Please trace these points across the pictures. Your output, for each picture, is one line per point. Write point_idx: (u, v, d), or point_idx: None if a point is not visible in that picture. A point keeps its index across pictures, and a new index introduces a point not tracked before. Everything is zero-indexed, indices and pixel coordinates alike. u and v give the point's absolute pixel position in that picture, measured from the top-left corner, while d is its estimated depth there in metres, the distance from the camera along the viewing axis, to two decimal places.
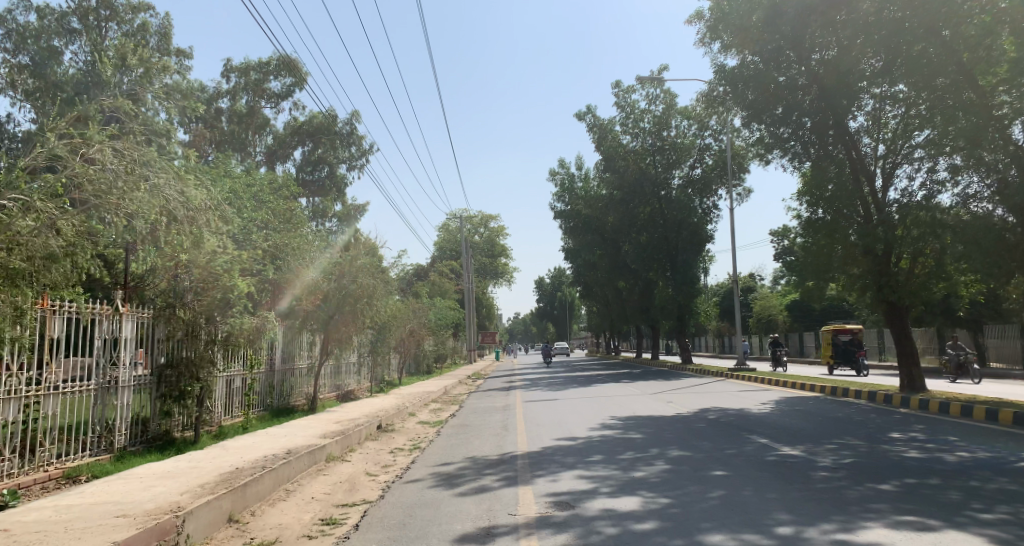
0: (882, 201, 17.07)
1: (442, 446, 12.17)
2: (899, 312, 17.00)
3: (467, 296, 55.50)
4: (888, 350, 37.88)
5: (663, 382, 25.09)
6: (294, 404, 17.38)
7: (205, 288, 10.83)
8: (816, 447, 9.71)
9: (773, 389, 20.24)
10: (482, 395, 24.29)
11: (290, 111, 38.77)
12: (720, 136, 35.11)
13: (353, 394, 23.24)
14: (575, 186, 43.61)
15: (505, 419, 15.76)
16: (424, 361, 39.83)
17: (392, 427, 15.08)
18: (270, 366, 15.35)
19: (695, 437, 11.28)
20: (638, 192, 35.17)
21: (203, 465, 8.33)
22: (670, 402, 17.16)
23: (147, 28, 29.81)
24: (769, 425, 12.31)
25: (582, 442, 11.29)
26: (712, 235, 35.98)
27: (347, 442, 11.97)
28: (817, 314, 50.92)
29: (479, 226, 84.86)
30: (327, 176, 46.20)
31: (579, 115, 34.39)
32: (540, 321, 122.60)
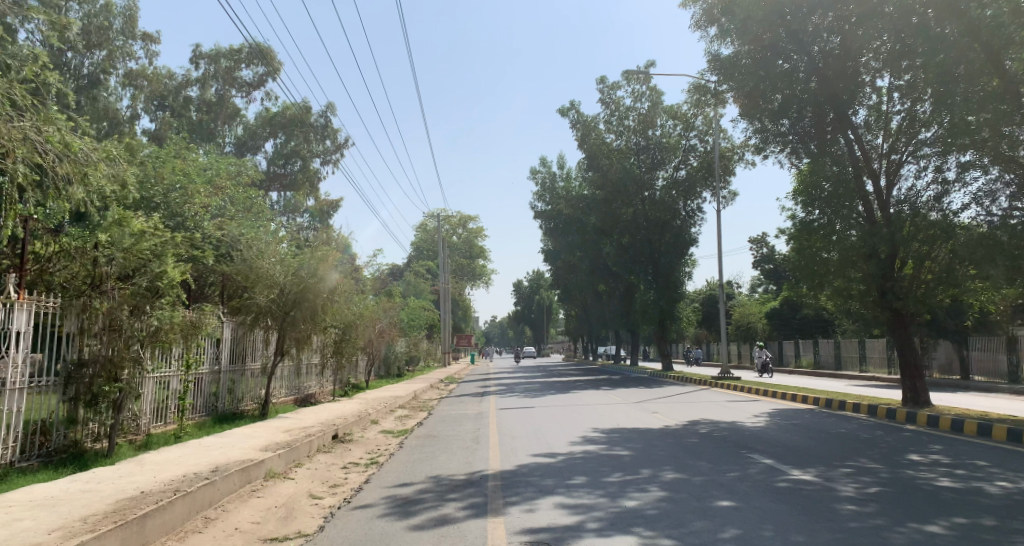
0: (885, 201, 15.87)
1: (402, 462, 10.71)
2: (903, 321, 15.81)
3: (442, 297, 53.95)
4: (869, 361, 37.01)
5: (644, 390, 23.80)
6: (242, 408, 15.81)
7: (130, 272, 9.38)
8: (831, 471, 8.41)
9: (764, 399, 19.05)
10: (453, 401, 22.85)
11: (261, 102, 37.02)
12: (706, 137, 34.06)
13: (314, 399, 21.65)
14: (556, 185, 42.44)
15: (478, 428, 14.37)
16: (395, 363, 38.26)
17: (350, 437, 13.59)
18: (213, 367, 13.79)
19: (689, 456, 9.96)
20: (621, 192, 33.83)
21: (99, 490, 6.82)
22: (655, 413, 15.87)
23: (112, 10, 27.56)
24: (770, 443, 11.02)
25: (562, 460, 9.94)
26: (695, 239, 34.86)
27: (293, 456, 10.47)
28: (796, 322, 50.02)
29: (457, 227, 83.43)
30: (300, 171, 44.42)
31: (562, 111, 33.09)
32: (516, 325, 121.26)
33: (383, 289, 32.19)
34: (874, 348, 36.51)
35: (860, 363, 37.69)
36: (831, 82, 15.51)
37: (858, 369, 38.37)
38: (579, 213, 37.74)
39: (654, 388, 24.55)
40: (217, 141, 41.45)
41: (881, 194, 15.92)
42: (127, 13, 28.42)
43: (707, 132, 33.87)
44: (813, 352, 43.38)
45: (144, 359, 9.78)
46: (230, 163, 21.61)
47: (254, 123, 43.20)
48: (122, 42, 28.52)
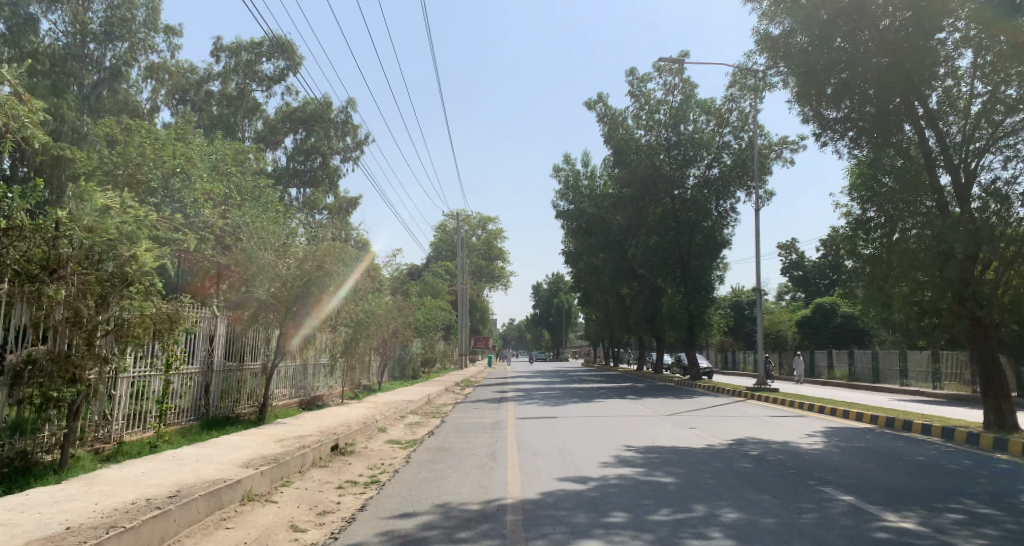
0: (964, 195, 14.17)
1: (408, 484, 9.19)
2: (984, 333, 14.06)
3: (460, 298, 52.44)
4: (910, 374, 35.09)
5: (675, 401, 22.16)
6: (239, 411, 14.36)
7: (96, 256, 7.70)
8: (935, 520, 6.79)
9: (809, 414, 17.40)
10: (469, 407, 21.35)
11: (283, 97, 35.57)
12: (742, 134, 32.33)
13: (321, 401, 20.22)
14: (581, 183, 41.17)
15: (496, 442, 12.86)
16: (410, 365, 36.92)
17: (352, 449, 12.12)
18: (204, 366, 12.44)
19: (747, 487, 8.37)
20: (651, 189, 32.18)
21: (15, 526, 5.38)
22: (692, 429, 14.27)
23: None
24: (839, 474, 9.42)
25: (596, 488, 8.39)
26: (728, 241, 33.10)
27: (280, 474, 8.98)
28: (828, 332, 47.96)
29: (477, 228, 82.14)
30: (319, 167, 43.18)
31: (589, 104, 31.47)
32: (535, 327, 119.68)
33: (400, 289, 30.78)
34: (915, 360, 34.50)
35: (900, 377, 35.63)
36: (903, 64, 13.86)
37: (896, 383, 36.30)
38: (604, 212, 36.06)
39: (685, 399, 22.91)
40: (237, 135, 40.20)
41: (957, 187, 14.24)
42: (149, 4, 26.65)
43: (742, 128, 32.18)
44: (847, 363, 41.34)
45: (114, 357, 8.29)
46: (238, 150, 20.33)
47: (274, 117, 42.05)
48: (144, 35, 26.60)
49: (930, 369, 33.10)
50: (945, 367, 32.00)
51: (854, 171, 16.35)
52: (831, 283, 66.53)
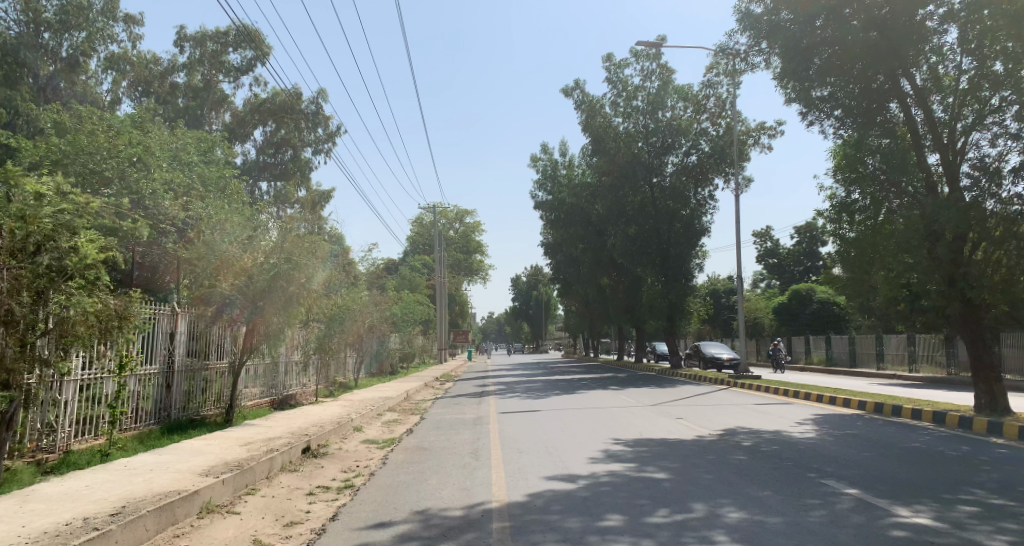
0: (953, 174, 13.72)
1: (383, 488, 8.57)
2: (976, 314, 13.69)
3: (437, 291, 51.75)
4: (887, 358, 34.95)
5: (658, 391, 21.71)
6: (204, 414, 13.67)
7: (30, 247, 6.95)
8: (951, 514, 6.28)
9: (797, 402, 16.99)
10: (448, 402, 20.75)
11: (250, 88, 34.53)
12: (719, 121, 31.90)
13: (294, 400, 19.52)
14: (558, 173, 40.75)
15: (478, 439, 12.25)
16: (388, 361, 36.23)
17: (325, 451, 11.46)
18: (164, 366, 11.79)
19: (746, 482, 7.85)
20: (630, 177, 31.58)
21: None
22: (680, 420, 13.77)
23: None
24: (838, 464, 8.92)
25: (586, 487, 7.82)
26: (707, 229, 32.73)
27: (244, 481, 8.30)
28: (806, 317, 47.86)
29: (454, 221, 81.43)
30: (290, 160, 42.24)
31: (566, 91, 30.88)
32: (514, 320, 119.33)
33: (377, 282, 30.08)
34: (892, 343, 34.39)
35: (877, 360, 35.52)
36: (888, 42, 13.36)
37: (874, 367, 36.21)
38: (583, 202, 35.49)
39: (668, 388, 22.48)
40: (204, 128, 39.04)
41: (947, 166, 13.79)
42: None
43: (720, 114, 31.77)
44: (825, 349, 41.26)
45: (54, 357, 7.64)
46: (202, 142, 19.47)
47: (242, 110, 40.93)
48: (103, 24, 25.59)
49: (907, 352, 32.96)
50: (922, 349, 31.86)
51: (837, 153, 15.93)
52: (806, 270, 66.67)
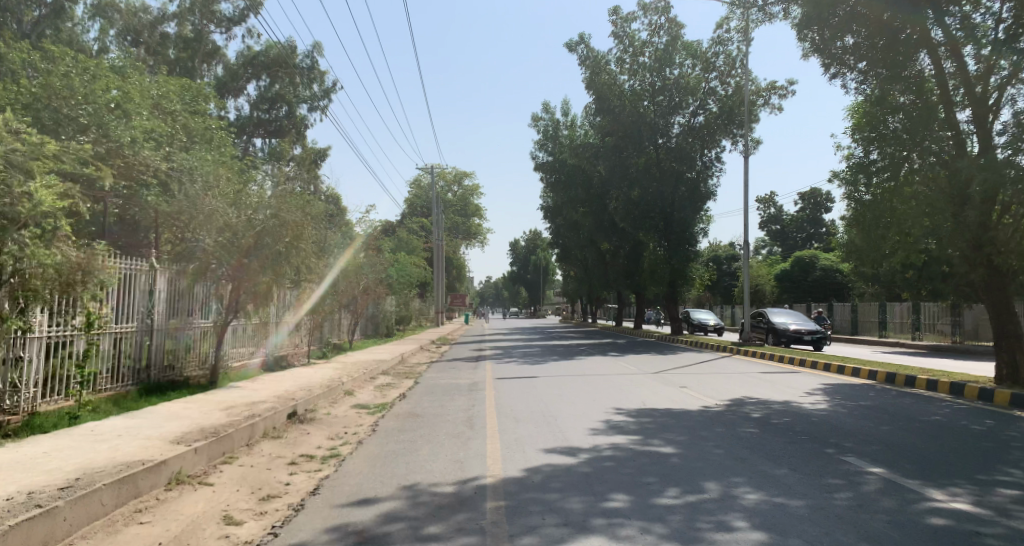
0: (984, 131, 13.14)
1: (371, 459, 8.01)
2: (1000, 280, 13.12)
3: (435, 254, 51.03)
4: (889, 326, 34.34)
5: (659, 357, 21.22)
6: (186, 375, 13.15)
7: None
8: (991, 499, 5.70)
9: (803, 370, 16.50)
10: (444, 367, 20.26)
11: (243, 40, 33.39)
12: (728, 80, 31.02)
13: (285, 362, 19.00)
14: (560, 134, 39.88)
15: (474, 406, 11.73)
16: (383, 323, 35.75)
17: (312, 416, 10.91)
18: (141, 324, 11.43)
19: (760, 458, 7.29)
20: (634, 138, 30.79)
21: None
22: (684, 389, 13.26)
23: None
24: (857, 436, 8.36)
25: (587, 463, 7.25)
26: (712, 193, 31.98)
27: (222, 449, 7.72)
28: (808, 284, 47.23)
29: (453, 183, 80.41)
30: (285, 117, 41.20)
31: (571, 46, 29.89)
32: (511, 284, 118.91)
33: (374, 243, 29.43)
34: (895, 312, 33.80)
35: (879, 329, 34.93)
36: None
37: (875, 335, 35.65)
38: (585, 163, 34.70)
39: (669, 355, 21.97)
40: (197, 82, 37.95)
41: (977, 123, 13.19)
42: None
43: (729, 73, 30.87)
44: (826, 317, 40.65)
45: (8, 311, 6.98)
46: (188, 95, 18.68)
47: (235, 63, 39.80)
48: None
49: (911, 320, 32.39)
50: (926, 317, 31.31)
51: (853, 113, 15.24)
52: (808, 237, 65.89)
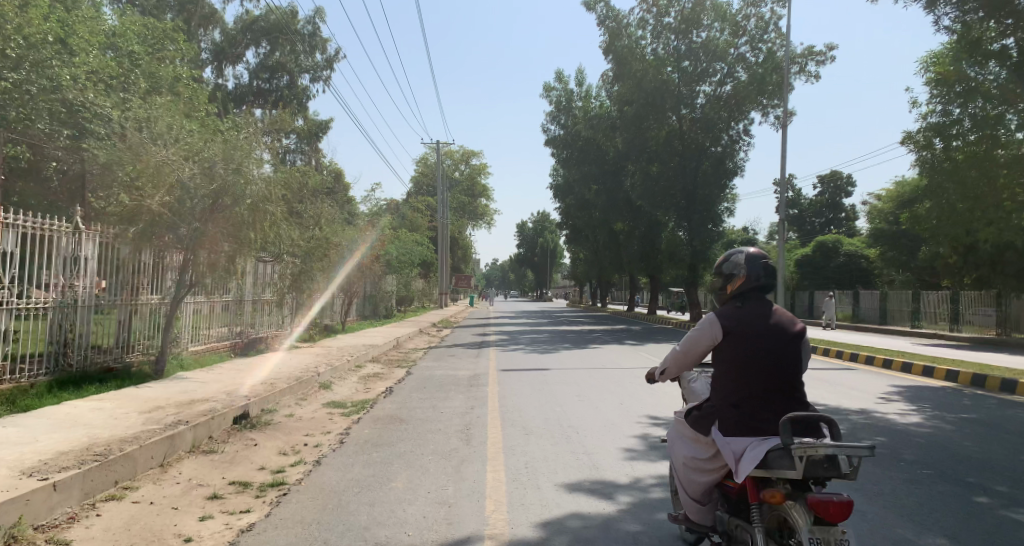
0: None
1: (325, 495, 5.67)
2: None
3: (440, 233, 48.48)
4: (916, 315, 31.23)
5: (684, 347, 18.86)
6: (126, 361, 11.06)
7: None
8: None
9: (858, 366, 14.12)
10: (443, 353, 18.01)
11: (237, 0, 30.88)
12: (758, 46, 28.40)
13: (260, 345, 16.85)
14: (573, 105, 37.49)
15: (472, 409, 9.43)
16: (382, 303, 33.57)
17: (267, 420, 8.65)
18: (59, 298, 9.45)
19: (885, 511, 4.96)
20: (656, 105, 28.25)
21: None
22: None
23: None
24: (1002, 472, 6.01)
25: (633, 514, 4.97)
26: (739, 168, 29.37)
27: (106, 479, 5.40)
28: (830, 271, 44.61)
29: (460, 162, 77.95)
30: (286, 86, 38.36)
31: (588, 5, 27.29)
32: (519, 267, 116.40)
33: (375, 218, 27.11)
34: (929, 299, 29.82)
35: (909, 318, 31.43)
36: None
37: (906, 325, 31.85)
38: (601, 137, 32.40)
39: None
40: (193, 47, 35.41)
41: None
42: None
43: (760, 38, 28.30)
44: (851, 305, 37.39)
45: None
46: (147, 43, 16.40)
47: (232, 28, 37.30)
48: None
49: (948, 309, 28.70)
50: (964, 307, 27.46)
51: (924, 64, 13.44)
52: (827, 222, 63.41)
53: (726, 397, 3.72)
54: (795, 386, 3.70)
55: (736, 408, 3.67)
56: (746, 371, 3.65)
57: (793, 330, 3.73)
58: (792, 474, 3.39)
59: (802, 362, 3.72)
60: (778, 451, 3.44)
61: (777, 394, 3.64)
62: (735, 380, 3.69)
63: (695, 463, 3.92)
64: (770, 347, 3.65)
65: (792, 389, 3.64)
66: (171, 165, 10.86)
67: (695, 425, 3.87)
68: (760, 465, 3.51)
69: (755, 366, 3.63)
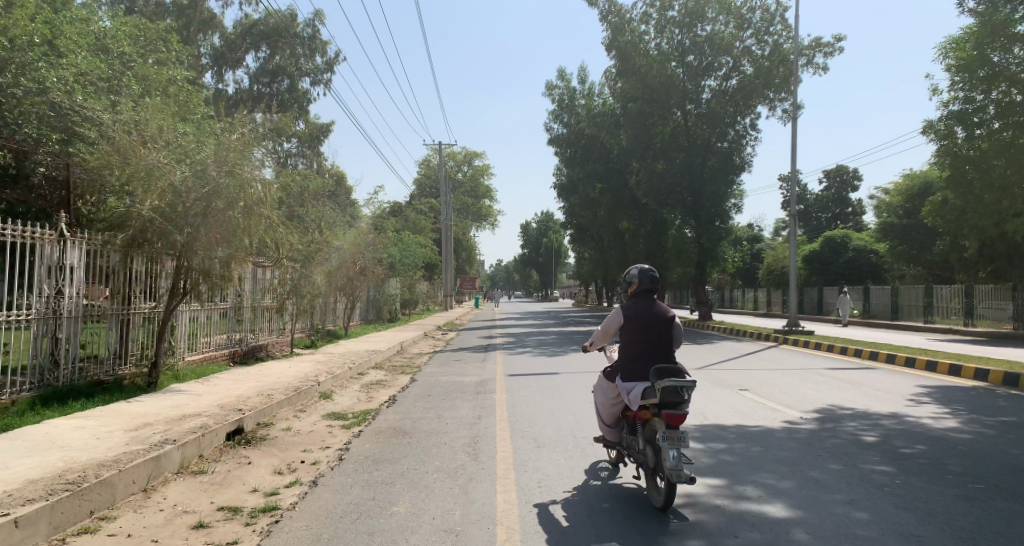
0: None
1: (320, 522, 5.18)
2: None
3: (444, 235, 47.95)
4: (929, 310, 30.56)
5: (695, 347, 18.35)
6: (118, 372, 10.61)
7: None
8: None
9: (878, 365, 13.56)
10: (448, 358, 17.50)
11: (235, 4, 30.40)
12: (764, 38, 27.82)
13: (260, 353, 16.36)
14: (576, 102, 36.98)
15: (479, 419, 8.94)
16: (386, 306, 33.11)
17: (263, 435, 8.17)
18: (44, 310, 9.00)
19: (941, 534, 4.46)
20: (661, 101, 27.71)
21: None
22: (746, 393, 10.40)
23: None
24: None
25: None
26: (747, 164, 28.82)
27: (78, 510, 4.90)
28: (839, 266, 44.01)
29: (463, 163, 77.45)
30: (286, 90, 37.78)
31: None
32: (524, 267, 115.81)
33: (377, 221, 26.62)
34: (942, 294, 29.20)
35: (922, 313, 30.82)
36: None
37: (919, 320, 31.25)
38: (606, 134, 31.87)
39: (706, 344, 19.06)
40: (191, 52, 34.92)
41: None
42: None
43: (766, 30, 27.70)
44: (862, 301, 36.78)
45: None
46: (138, 44, 15.96)
47: (231, 31, 36.83)
48: None
49: (961, 304, 27.88)
50: (979, 301, 26.83)
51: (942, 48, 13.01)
52: (834, 217, 62.79)
53: (621, 361, 5.58)
54: (668, 353, 5.50)
55: (627, 364, 5.50)
56: (631, 342, 5.50)
57: (668, 316, 5.54)
58: (655, 403, 5.19)
59: (674, 337, 5.55)
60: (646, 389, 5.26)
61: (654, 356, 5.46)
62: (626, 345, 5.53)
63: (606, 401, 5.79)
64: (648, 325, 5.46)
65: (664, 354, 5.47)
66: (161, 168, 10.38)
67: (606, 380, 5.77)
68: (638, 401, 5.32)
69: (639, 336, 5.45)
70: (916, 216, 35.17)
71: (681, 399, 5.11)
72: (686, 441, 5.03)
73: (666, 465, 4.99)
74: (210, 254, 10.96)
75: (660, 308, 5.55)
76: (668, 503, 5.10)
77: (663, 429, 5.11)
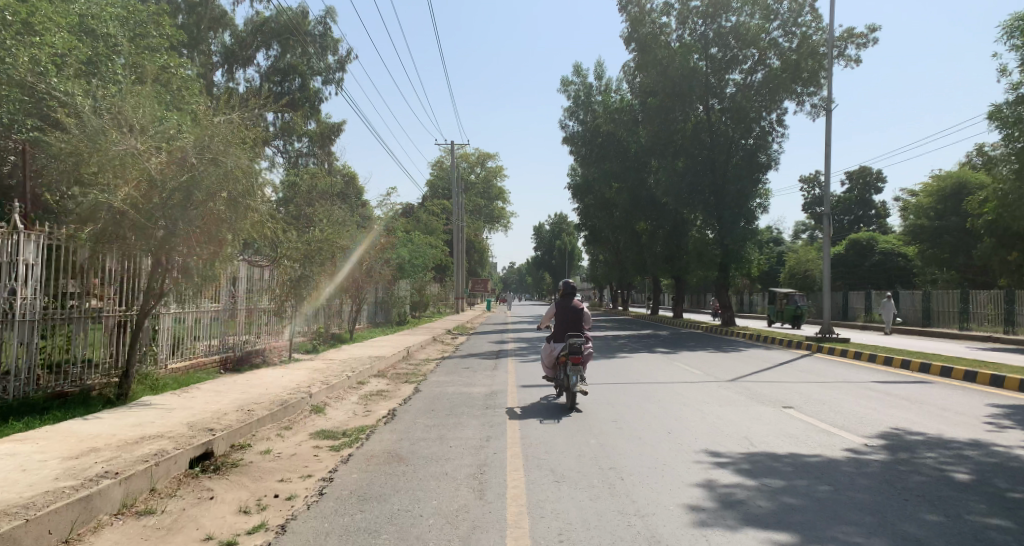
0: None
1: None
2: None
3: (456, 237, 46.73)
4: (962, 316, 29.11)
5: (722, 355, 17.08)
6: (86, 384, 9.60)
7: None
8: None
9: (931, 378, 12.21)
10: (457, 365, 16.33)
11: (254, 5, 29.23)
12: (792, 30, 26.50)
13: (255, 360, 15.25)
14: (593, 99, 35.72)
15: (488, 442, 7.72)
16: (395, 309, 31.94)
17: (235, 461, 6.98)
18: None
19: None
20: (684, 94, 26.40)
21: None
22: (791, 413, 9.12)
23: None
24: None
25: None
26: (774, 162, 27.43)
27: None
28: (865, 270, 42.55)
29: (476, 165, 76.43)
30: (298, 89, 36.66)
31: None
32: (537, 270, 114.44)
33: (388, 221, 25.46)
34: (980, 299, 27.66)
35: (957, 320, 29.24)
36: None
37: (953, 327, 29.70)
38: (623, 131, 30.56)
39: (733, 352, 17.78)
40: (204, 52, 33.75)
41: None
42: None
43: (794, 21, 26.38)
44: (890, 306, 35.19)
45: None
46: (125, 25, 14.86)
47: (242, 29, 35.70)
48: None
49: (1000, 310, 26.35)
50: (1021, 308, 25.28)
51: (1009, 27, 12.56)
52: (856, 220, 61.28)
53: (552, 330, 10.10)
54: (578, 327, 10.06)
55: (556, 332, 10.07)
56: (558, 321, 10.04)
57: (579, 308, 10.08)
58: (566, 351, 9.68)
59: (582, 319, 10.10)
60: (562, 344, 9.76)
61: (570, 328, 9.98)
62: (555, 321, 10.09)
63: (546, 354, 10.21)
64: (568, 312, 10.03)
65: (576, 327, 10.02)
66: (135, 154, 9.25)
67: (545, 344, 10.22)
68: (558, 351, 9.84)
69: (562, 317, 9.99)
70: (949, 218, 33.68)
71: (581, 348, 9.55)
72: (583, 371, 9.46)
73: (570, 382, 9.46)
74: (191, 251, 9.85)
75: (575, 302, 10.11)
76: (574, 404, 9.56)
77: (571, 364, 9.52)
